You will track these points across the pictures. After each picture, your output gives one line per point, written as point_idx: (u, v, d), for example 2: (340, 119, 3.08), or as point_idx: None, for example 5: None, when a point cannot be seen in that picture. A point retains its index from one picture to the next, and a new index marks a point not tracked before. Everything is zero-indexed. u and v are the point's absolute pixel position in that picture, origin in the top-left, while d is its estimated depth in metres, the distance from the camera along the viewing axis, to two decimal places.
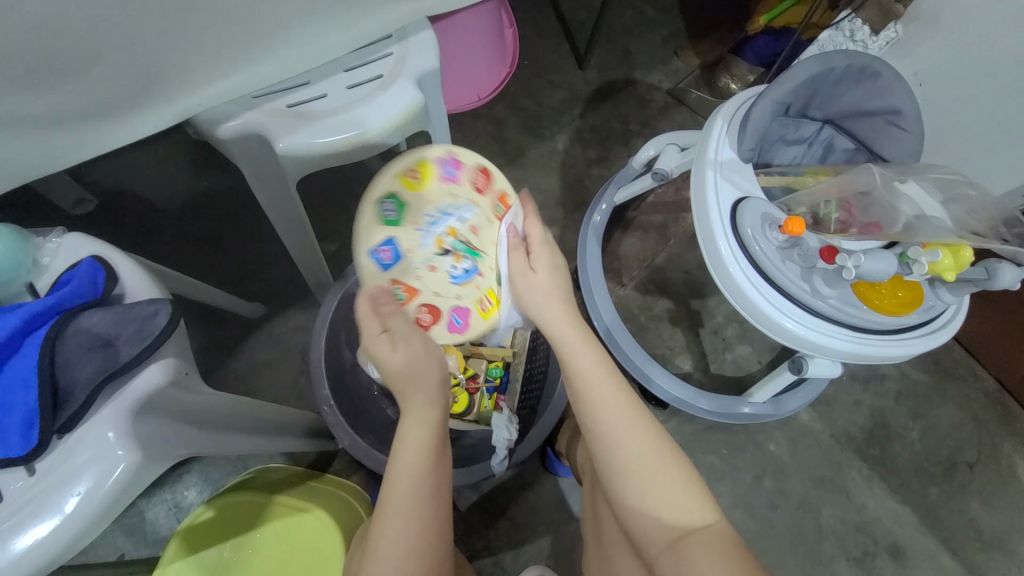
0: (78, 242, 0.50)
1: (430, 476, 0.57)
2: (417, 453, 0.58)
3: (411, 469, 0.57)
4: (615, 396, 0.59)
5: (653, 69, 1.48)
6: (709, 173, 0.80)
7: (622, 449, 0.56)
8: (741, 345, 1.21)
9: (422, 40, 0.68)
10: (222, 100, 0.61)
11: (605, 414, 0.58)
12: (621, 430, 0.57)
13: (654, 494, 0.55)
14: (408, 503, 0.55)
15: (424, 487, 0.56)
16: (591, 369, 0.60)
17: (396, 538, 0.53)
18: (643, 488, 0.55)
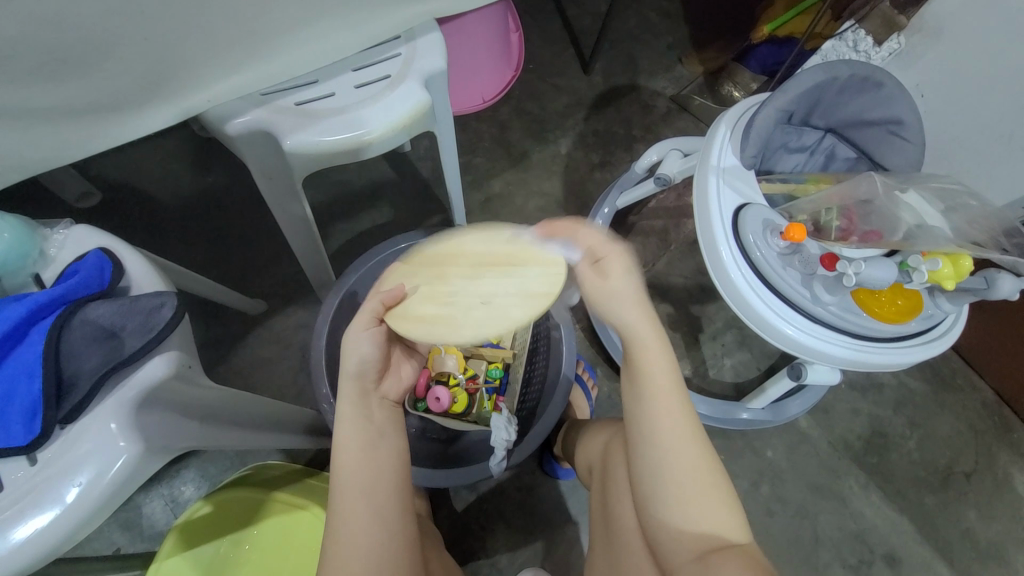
0: (84, 234, 0.51)
1: (368, 461, 0.57)
2: (352, 447, 0.57)
3: (350, 465, 0.56)
4: (674, 404, 0.56)
5: (657, 75, 1.49)
6: (711, 179, 0.80)
7: (672, 456, 0.54)
8: (740, 351, 1.22)
9: (430, 41, 0.69)
10: (230, 97, 0.61)
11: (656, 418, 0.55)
12: (675, 441, 0.54)
13: (690, 506, 0.53)
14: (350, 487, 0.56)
15: (363, 483, 0.56)
16: (657, 372, 0.57)
17: (344, 536, 0.54)
18: (683, 498, 0.53)
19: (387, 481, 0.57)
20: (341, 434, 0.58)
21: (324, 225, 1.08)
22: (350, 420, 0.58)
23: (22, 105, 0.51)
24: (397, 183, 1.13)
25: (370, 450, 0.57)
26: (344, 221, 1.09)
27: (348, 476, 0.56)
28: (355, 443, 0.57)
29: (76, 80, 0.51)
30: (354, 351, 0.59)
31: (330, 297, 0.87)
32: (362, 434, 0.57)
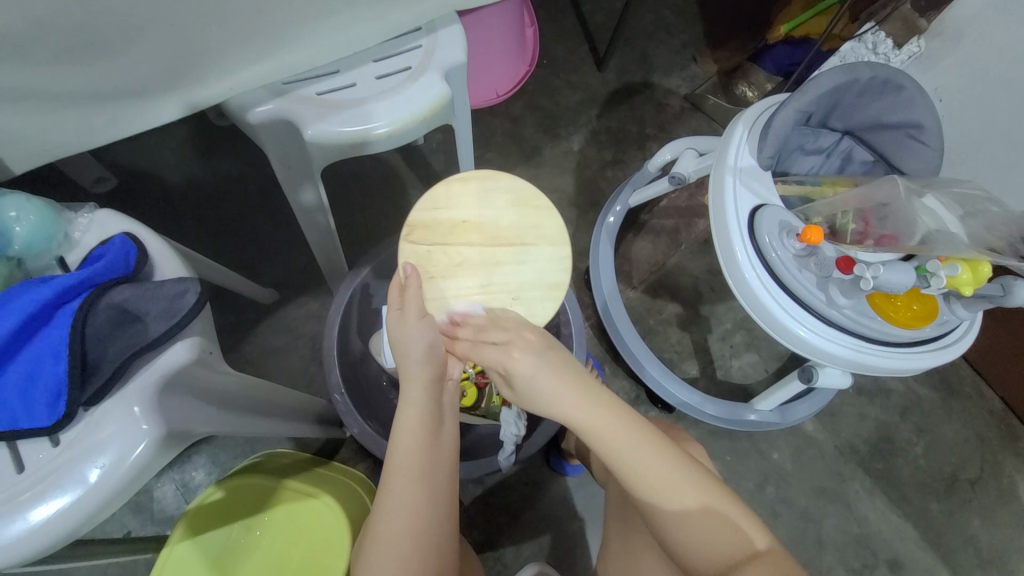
0: (109, 219, 0.51)
1: (426, 463, 0.57)
2: (415, 430, 0.58)
3: (411, 454, 0.57)
4: (646, 447, 0.57)
5: (671, 74, 1.49)
6: (728, 179, 0.80)
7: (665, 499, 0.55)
8: (748, 352, 1.22)
9: (451, 34, 0.69)
10: (252, 86, 0.61)
11: (620, 459, 0.56)
12: (657, 484, 0.55)
13: (694, 528, 0.55)
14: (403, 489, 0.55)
15: (423, 471, 0.56)
16: (616, 436, 0.57)
17: (396, 521, 0.54)
18: (685, 522, 0.55)
19: (445, 470, 0.58)
20: (403, 423, 0.58)
21: (336, 217, 1.09)
22: (416, 409, 0.59)
23: (49, 88, 0.51)
24: (411, 176, 1.13)
25: (425, 442, 0.58)
26: (356, 212, 1.09)
27: (402, 467, 0.56)
28: (424, 429, 0.58)
29: (102, 65, 0.51)
30: (417, 342, 0.59)
31: (344, 285, 0.87)
32: (427, 423, 0.59)
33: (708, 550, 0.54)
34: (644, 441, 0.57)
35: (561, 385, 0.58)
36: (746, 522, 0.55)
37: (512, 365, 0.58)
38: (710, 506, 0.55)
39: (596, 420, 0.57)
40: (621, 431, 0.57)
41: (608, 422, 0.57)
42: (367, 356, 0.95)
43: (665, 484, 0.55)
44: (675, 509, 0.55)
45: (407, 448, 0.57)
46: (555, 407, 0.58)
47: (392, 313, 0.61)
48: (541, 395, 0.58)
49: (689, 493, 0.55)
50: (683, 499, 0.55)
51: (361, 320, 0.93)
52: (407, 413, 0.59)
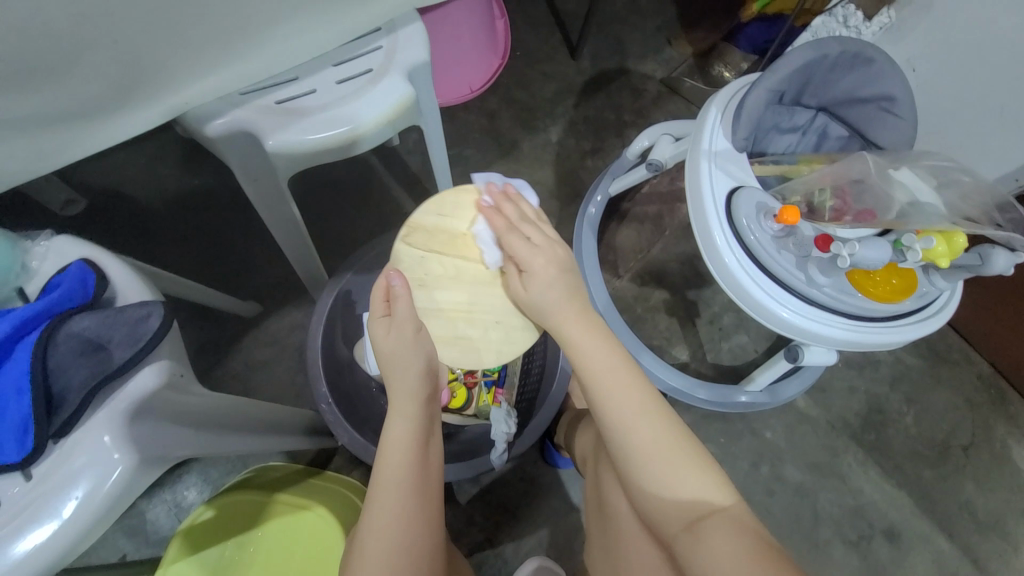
0: (67, 245, 0.50)
1: (417, 466, 0.58)
2: (404, 438, 0.58)
3: (399, 461, 0.57)
4: (628, 380, 0.58)
5: (646, 58, 1.47)
6: (703, 164, 0.79)
7: (637, 439, 0.55)
8: (737, 334, 1.22)
9: (411, 32, 0.67)
10: (208, 99, 0.59)
11: (599, 394, 0.57)
12: (628, 421, 0.56)
13: (671, 476, 0.54)
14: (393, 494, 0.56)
15: (409, 475, 0.57)
16: (597, 361, 0.58)
17: (382, 528, 0.54)
18: (660, 472, 0.54)
19: (431, 476, 0.60)
20: (392, 432, 0.59)
21: (314, 224, 1.07)
22: (408, 417, 0.60)
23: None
24: (387, 178, 1.11)
25: (417, 446, 0.59)
26: (334, 219, 1.08)
27: (392, 472, 0.57)
28: (413, 436, 0.59)
29: (49, 88, 0.50)
30: (410, 356, 0.60)
31: (325, 294, 0.86)
32: (416, 428, 0.59)
33: (680, 505, 0.54)
34: (624, 379, 0.57)
35: (569, 293, 0.60)
36: (714, 474, 0.55)
37: (530, 259, 0.59)
38: (685, 454, 0.55)
39: (583, 353, 0.59)
40: (601, 367, 0.58)
41: (596, 350, 0.59)
42: (354, 363, 0.94)
43: (638, 429, 0.55)
44: (648, 457, 0.55)
45: (396, 455, 0.57)
46: (552, 313, 0.59)
47: (381, 325, 0.60)
48: (551, 293, 0.59)
49: (663, 439, 0.55)
50: (656, 442, 0.55)
51: (345, 328, 0.92)
52: (397, 422, 0.59)
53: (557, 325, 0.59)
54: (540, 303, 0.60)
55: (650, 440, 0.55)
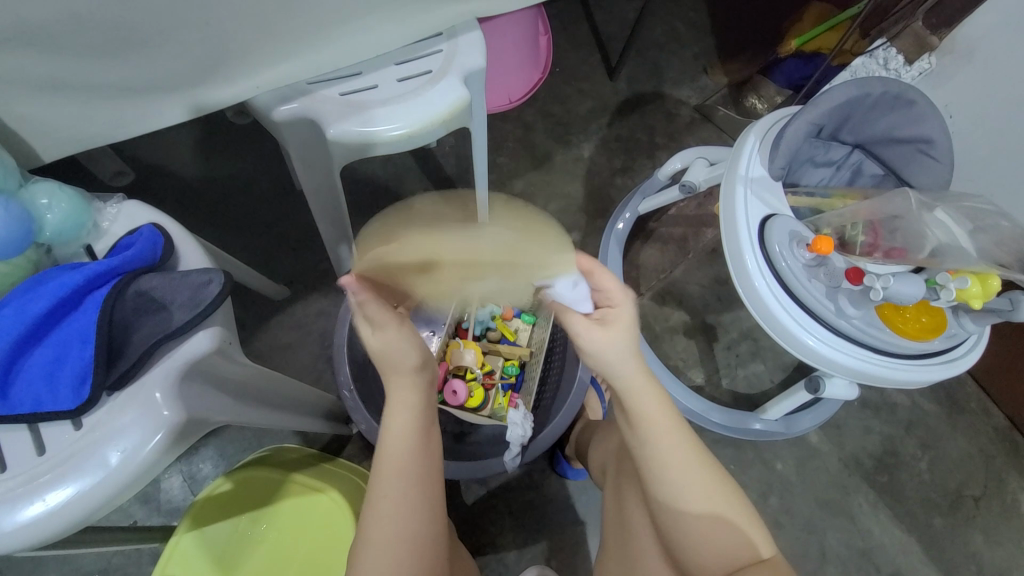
0: (138, 210, 0.52)
1: (418, 457, 0.58)
2: (404, 435, 0.59)
3: (400, 452, 0.58)
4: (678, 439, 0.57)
5: (681, 85, 1.50)
6: (739, 188, 0.81)
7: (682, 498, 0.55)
8: (754, 362, 1.22)
9: (471, 39, 0.70)
10: (277, 85, 0.62)
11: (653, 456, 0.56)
12: (675, 468, 0.55)
13: (709, 527, 0.55)
14: (393, 486, 0.56)
15: (409, 466, 0.57)
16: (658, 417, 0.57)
17: (387, 516, 0.55)
18: (704, 508, 0.55)
19: (430, 468, 0.59)
20: (392, 424, 0.59)
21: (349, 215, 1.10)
22: (408, 408, 0.60)
23: (83, 80, 0.52)
24: (423, 177, 1.14)
25: (418, 440, 0.59)
26: (368, 212, 1.11)
27: (391, 464, 0.57)
28: (411, 429, 0.59)
29: (136, 60, 0.53)
30: (394, 345, 0.60)
31: None
32: (415, 419, 0.60)
33: (717, 554, 0.54)
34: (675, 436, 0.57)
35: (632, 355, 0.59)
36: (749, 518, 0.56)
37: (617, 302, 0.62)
38: (727, 503, 0.56)
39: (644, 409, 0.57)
40: (657, 418, 0.57)
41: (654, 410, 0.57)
42: None
43: (690, 489, 0.55)
44: (696, 509, 0.55)
45: (396, 445, 0.58)
46: (620, 370, 0.58)
47: (364, 323, 0.62)
48: (624, 347, 0.59)
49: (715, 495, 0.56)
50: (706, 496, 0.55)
51: None
52: (398, 411, 0.60)
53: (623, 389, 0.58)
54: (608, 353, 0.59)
55: (697, 495, 0.55)
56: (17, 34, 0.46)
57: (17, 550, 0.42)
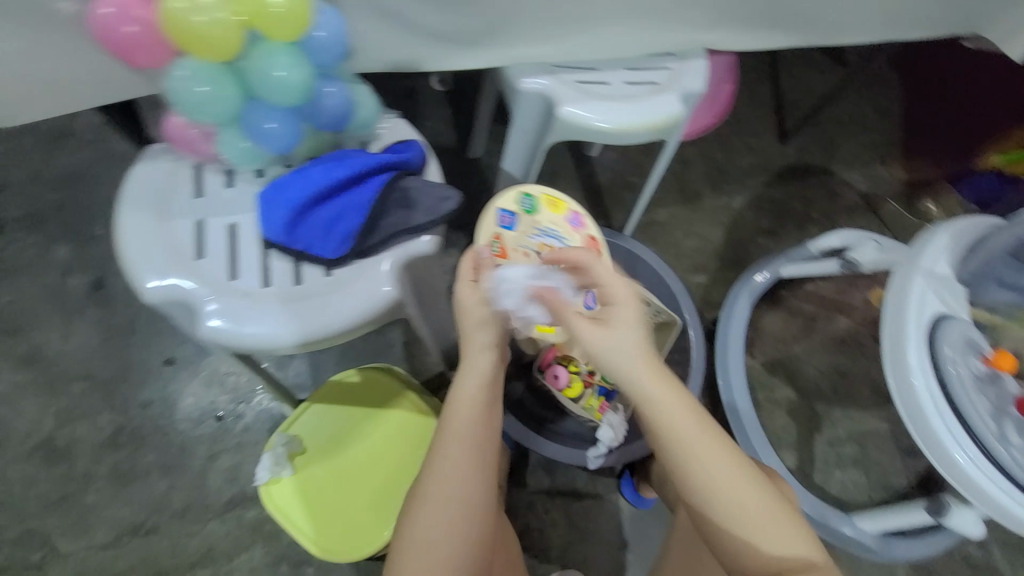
0: (404, 128, 0.63)
1: (480, 425, 0.62)
2: (468, 400, 0.62)
3: (466, 418, 0.62)
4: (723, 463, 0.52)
5: (853, 167, 1.45)
6: (917, 278, 0.77)
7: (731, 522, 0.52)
8: (854, 469, 1.13)
9: (696, 66, 0.77)
10: (533, 59, 0.70)
11: (705, 480, 0.52)
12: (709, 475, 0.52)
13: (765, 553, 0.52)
14: (457, 437, 0.61)
15: (472, 431, 0.61)
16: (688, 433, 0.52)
17: (440, 475, 0.59)
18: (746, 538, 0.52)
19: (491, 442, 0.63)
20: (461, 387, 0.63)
21: None
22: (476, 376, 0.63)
23: None
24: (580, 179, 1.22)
25: (484, 406, 0.63)
26: None
27: (460, 425, 0.61)
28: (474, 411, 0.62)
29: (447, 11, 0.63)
30: (482, 313, 0.65)
31: None
32: (479, 391, 0.63)
33: None
34: (729, 465, 0.52)
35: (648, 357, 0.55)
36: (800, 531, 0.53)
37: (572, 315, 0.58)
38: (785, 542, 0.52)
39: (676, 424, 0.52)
40: (700, 448, 0.52)
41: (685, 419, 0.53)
42: None
43: (746, 510, 0.52)
44: (759, 534, 0.52)
45: (460, 413, 0.62)
46: (642, 374, 0.54)
47: (468, 290, 0.66)
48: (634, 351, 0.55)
49: (769, 522, 0.52)
50: (758, 525, 0.52)
51: None
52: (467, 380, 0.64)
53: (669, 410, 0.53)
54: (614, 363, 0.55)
55: (751, 525, 0.52)
56: None
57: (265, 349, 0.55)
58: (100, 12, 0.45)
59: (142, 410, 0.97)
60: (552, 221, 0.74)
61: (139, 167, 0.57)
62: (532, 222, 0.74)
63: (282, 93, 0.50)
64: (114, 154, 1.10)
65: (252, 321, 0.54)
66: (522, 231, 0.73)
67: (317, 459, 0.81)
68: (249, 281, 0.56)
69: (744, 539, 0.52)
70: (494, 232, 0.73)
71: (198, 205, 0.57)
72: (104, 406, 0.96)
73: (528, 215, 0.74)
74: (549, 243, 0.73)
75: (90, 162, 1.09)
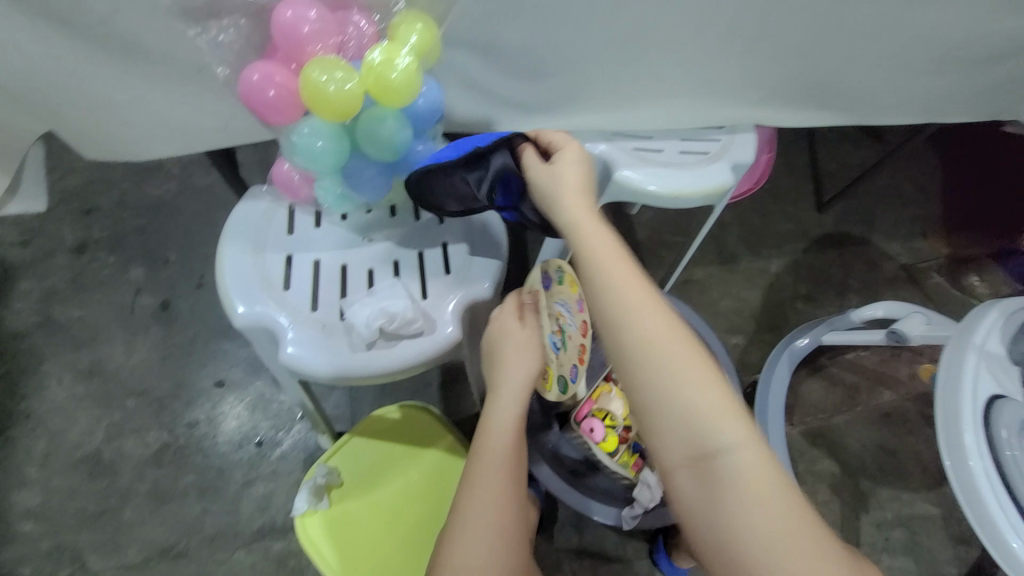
0: None
1: (500, 474, 0.62)
2: (494, 446, 0.64)
3: (492, 463, 0.63)
4: (687, 355, 0.46)
5: (892, 239, 1.46)
6: (970, 357, 0.76)
7: (715, 440, 0.43)
8: (905, 555, 1.06)
9: (746, 140, 0.82)
10: (594, 127, 0.76)
11: (641, 335, 0.46)
12: (686, 383, 0.45)
13: (741, 496, 0.42)
14: (485, 482, 0.61)
15: (497, 477, 0.62)
16: (642, 311, 0.47)
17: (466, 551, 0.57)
18: (733, 471, 0.43)
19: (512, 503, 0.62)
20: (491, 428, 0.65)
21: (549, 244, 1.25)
22: (505, 427, 0.65)
23: None
24: None
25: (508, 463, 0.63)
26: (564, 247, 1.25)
27: (484, 480, 0.61)
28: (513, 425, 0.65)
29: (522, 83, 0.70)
30: (516, 365, 0.66)
31: None
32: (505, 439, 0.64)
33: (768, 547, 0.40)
34: (690, 359, 0.46)
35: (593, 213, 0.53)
36: (753, 433, 0.44)
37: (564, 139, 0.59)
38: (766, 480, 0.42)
39: (630, 299, 0.48)
40: (656, 334, 0.46)
41: (639, 299, 0.48)
42: None
43: (730, 428, 0.44)
44: (735, 465, 0.43)
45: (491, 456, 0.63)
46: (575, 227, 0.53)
47: (511, 320, 0.68)
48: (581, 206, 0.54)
49: (713, 405, 0.44)
50: (739, 449, 0.43)
51: None
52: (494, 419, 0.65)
53: (583, 221, 0.53)
54: (570, 193, 0.54)
55: (728, 442, 0.43)
56: None
57: (333, 378, 0.59)
58: (250, 79, 0.52)
59: (188, 429, 1.00)
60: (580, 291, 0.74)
61: (241, 204, 0.64)
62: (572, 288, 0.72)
63: (387, 150, 0.57)
64: (193, 188, 1.20)
65: (323, 351, 0.58)
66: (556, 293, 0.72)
67: (353, 495, 0.82)
68: (325, 314, 0.60)
69: (693, 428, 0.44)
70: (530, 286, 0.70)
71: (286, 241, 0.64)
72: (154, 423, 1.00)
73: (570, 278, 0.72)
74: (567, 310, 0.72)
75: (172, 194, 1.19)
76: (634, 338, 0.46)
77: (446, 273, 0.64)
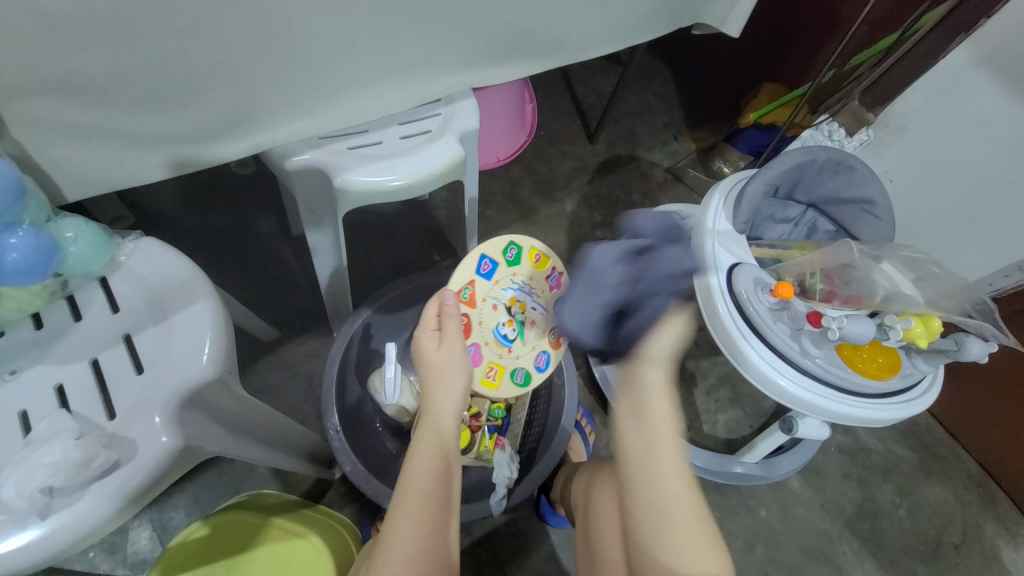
0: (151, 245, 0.57)
1: (438, 485, 0.61)
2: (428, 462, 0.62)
3: (425, 473, 0.61)
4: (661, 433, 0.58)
5: (655, 148, 1.62)
6: (708, 241, 0.89)
7: (655, 501, 0.57)
8: (732, 408, 1.26)
9: (467, 106, 0.78)
10: (295, 138, 0.69)
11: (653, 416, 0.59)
12: (654, 457, 0.58)
13: (682, 552, 0.55)
14: (417, 494, 0.59)
15: (433, 492, 0.60)
16: (658, 422, 0.58)
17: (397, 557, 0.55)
18: (664, 521, 0.56)
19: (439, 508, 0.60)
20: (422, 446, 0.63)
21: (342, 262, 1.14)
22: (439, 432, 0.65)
23: (123, 129, 0.57)
24: (414, 229, 1.25)
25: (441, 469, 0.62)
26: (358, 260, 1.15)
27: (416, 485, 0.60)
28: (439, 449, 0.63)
29: (168, 113, 0.58)
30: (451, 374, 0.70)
31: (348, 324, 0.90)
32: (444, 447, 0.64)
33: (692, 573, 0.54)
34: (663, 442, 0.58)
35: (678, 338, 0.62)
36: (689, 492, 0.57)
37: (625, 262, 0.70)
38: (693, 531, 0.56)
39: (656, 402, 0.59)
40: (644, 440, 0.58)
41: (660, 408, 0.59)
42: (362, 399, 0.96)
43: (673, 497, 0.57)
44: (671, 524, 0.56)
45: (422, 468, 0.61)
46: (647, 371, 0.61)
47: (430, 338, 0.72)
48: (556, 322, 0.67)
49: (668, 484, 0.57)
50: (682, 511, 0.56)
51: (359, 361, 0.95)
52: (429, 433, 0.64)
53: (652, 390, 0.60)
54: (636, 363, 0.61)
55: (665, 506, 0.56)
56: (69, 88, 0.51)
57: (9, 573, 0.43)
58: None
59: None
60: (532, 274, 0.85)
61: None
62: (511, 274, 0.84)
63: None
64: None
65: None
66: (499, 281, 0.84)
67: None
68: None
69: (661, 505, 0.56)
70: (468, 278, 0.82)
71: None
72: None
73: (507, 263, 0.85)
74: (518, 296, 0.84)
75: None
76: (641, 437, 0.58)
77: (138, 374, 0.52)
